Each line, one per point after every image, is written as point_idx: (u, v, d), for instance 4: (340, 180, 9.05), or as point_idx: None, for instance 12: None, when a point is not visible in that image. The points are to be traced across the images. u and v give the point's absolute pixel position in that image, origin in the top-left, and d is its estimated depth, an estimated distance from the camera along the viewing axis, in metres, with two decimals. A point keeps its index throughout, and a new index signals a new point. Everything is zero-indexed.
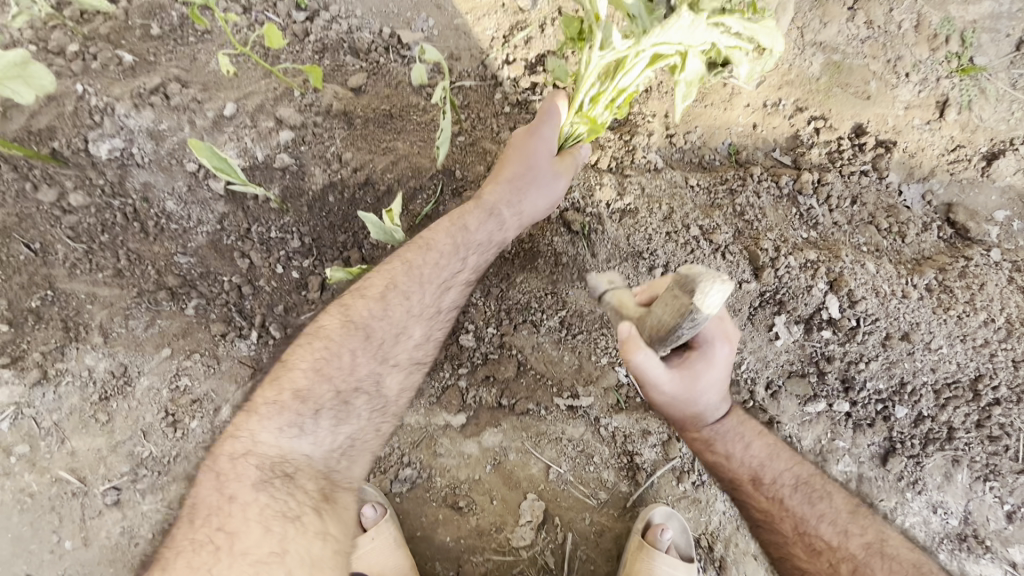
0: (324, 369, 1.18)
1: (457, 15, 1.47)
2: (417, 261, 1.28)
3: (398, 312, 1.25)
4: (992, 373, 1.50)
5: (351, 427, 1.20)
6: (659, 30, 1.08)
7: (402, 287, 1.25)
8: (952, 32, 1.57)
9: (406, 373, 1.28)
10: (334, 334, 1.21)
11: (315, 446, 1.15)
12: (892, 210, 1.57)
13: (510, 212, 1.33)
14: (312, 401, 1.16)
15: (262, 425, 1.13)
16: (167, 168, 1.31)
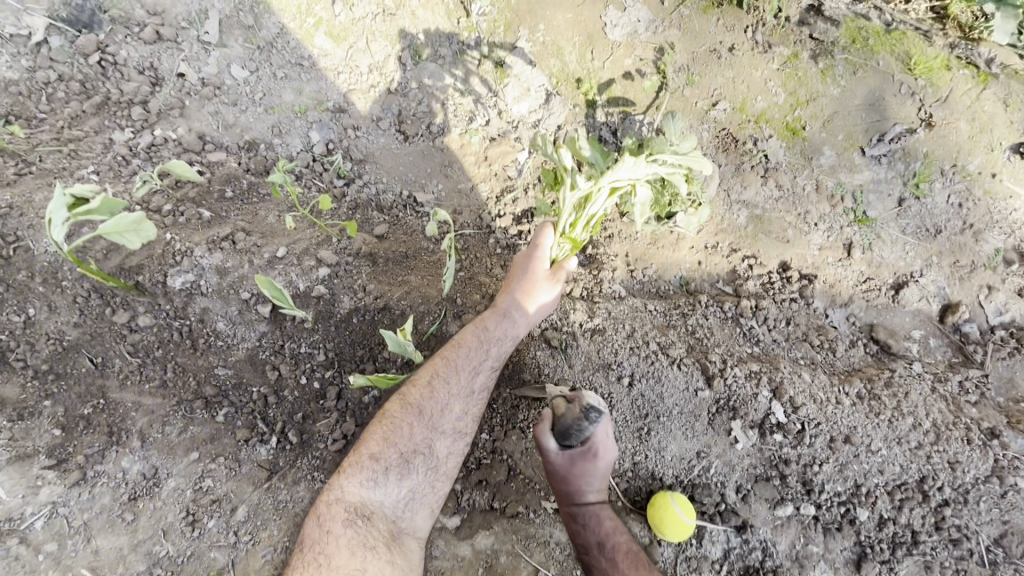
0: (391, 438, 1.43)
1: (461, 181, 1.95)
2: (423, 383, 1.51)
3: (443, 392, 1.51)
4: (933, 474, 1.66)
5: (413, 481, 1.43)
6: (612, 171, 1.53)
7: (444, 375, 1.52)
8: (845, 193, 2.03)
9: (452, 441, 1.52)
10: (395, 415, 1.46)
11: (387, 497, 1.38)
12: (822, 329, 1.90)
13: (515, 317, 1.60)
14: (384, 461, 1.40)
15: (349, 479, 1.36)
16: (226, 296, 1.61)
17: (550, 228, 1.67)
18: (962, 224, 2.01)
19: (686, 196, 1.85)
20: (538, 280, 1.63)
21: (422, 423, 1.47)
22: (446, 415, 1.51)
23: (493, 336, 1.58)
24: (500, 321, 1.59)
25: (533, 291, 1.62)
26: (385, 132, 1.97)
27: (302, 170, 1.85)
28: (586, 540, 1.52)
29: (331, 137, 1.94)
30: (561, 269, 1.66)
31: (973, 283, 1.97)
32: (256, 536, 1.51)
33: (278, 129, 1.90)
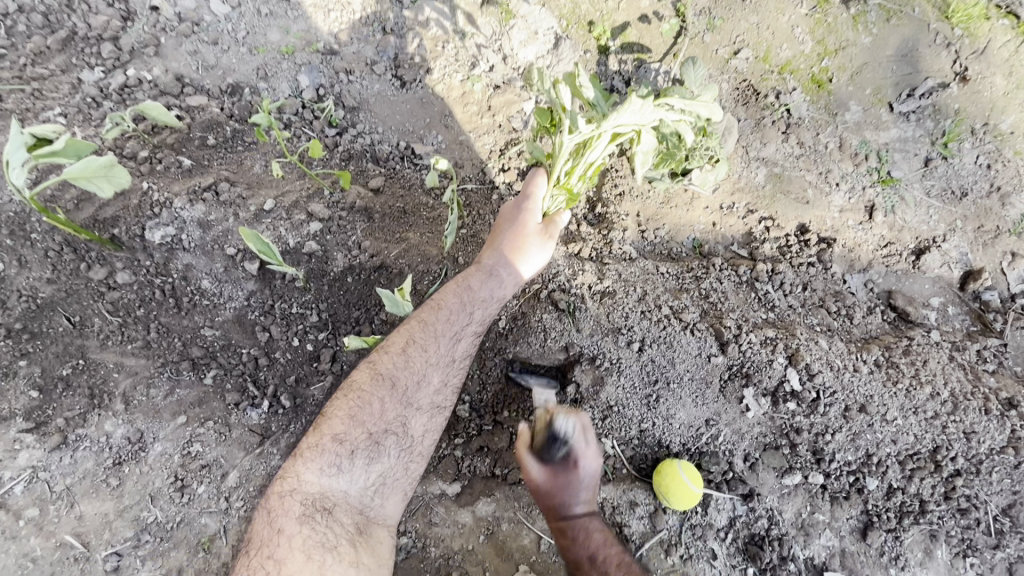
0: (359, 416, 1.31)
1: (462, 133, 1.81)
2: (397, 352, 1.39)
3: (418, 362, 1.39)
4: (947, 444, 1.62)
5: (384, 463, 1.32)
6: (618, 114, 1.37)
7: (419, 342, 1.40)
8: (870, 151, 1.91)
9: (429, 416, 1.42)
10: (364, 388, 1.34)
11: (352, 484, 1.27)
12: (840, 295, 1.81)
13: (504, 275, 1.49)
14: (349, 443, 1.29)
15: (307, 467, 1.24)
16: (210, 252, 1.50)
17: (544, 176, 1.58)
18: (989, 186, 1.90)
19: (705, 151, 1.71)
20: (529, 234, 1.53)
21: (395, 397, 1.35)
22: (422, 387, 1.40)
23: (478, 297, 1.47)
24: (487, 280, 1.48)
25: (523, 246, 1.51)
26: (380, 78, 1.81)
27: (292, 117, 1.72)
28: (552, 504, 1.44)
29: (321, 81, 1.78)
30: (553, 224, 1.56)
31: (997, 248, 1.89)
32: (249, 502, 1.44)
33: (264, 72, 1.74)
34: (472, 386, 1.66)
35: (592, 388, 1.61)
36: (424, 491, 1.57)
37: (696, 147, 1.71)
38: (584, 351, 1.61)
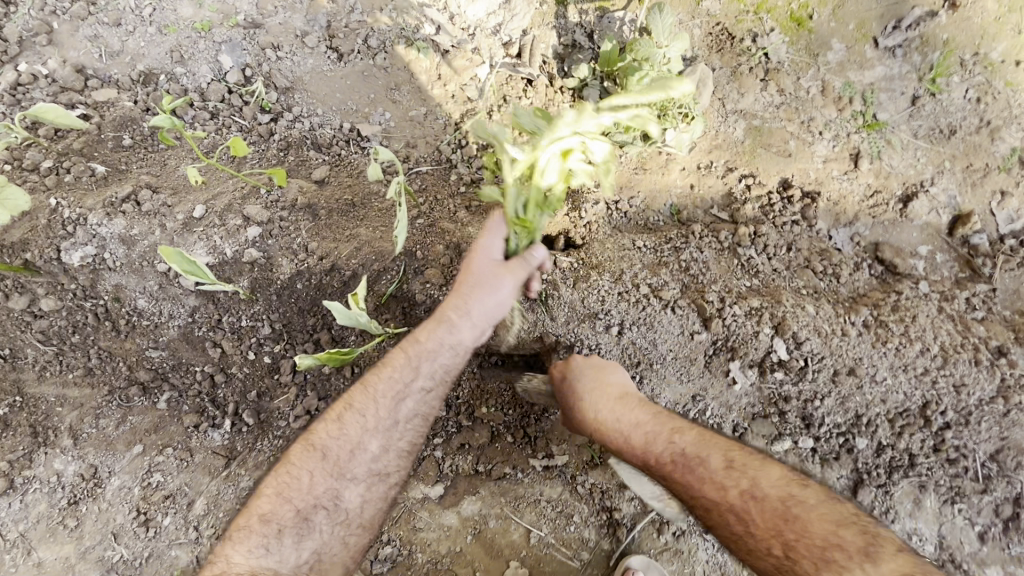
0: (286, 493, 1.23)
1: (413, 108, 1.63)
2: (331, 420, 1.30)
3: (353, 428, 1.29)
4: (937, 399, 1.59)
5: (316, 540, 1.24)
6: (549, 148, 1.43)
7: (357, 406, 1.30)
8: (854, 94, 1.79)
9: (367, 487, 1.30)
10: (295, 461, 1.26)
11: (283, 564, 1.19)
12: (826, 253, 1.71)
13: (463, 324, 1.30)
14: (278, 519, 1.21)
15: (237, 548, 1.17)
16: (139, 270, 1.34)
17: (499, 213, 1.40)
18: (978, 122, 1.79)
19: (676, 109, 1.63)
20: (479, 274, 1.31)
21: (326, 468, 1.26)
22: (356, 456, 1.29)
23: (426, 353, 1.31)
24: (448, 332, 1.31)
25: (475, 288, 1.29)
26: (313, 50, 1.62)
27: (218, 104, 1.55)
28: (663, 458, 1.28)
29: (246, 61, 1.58)
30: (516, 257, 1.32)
31: (987, 188, 1.79)
32: (219, 530, 1.36)
33: (179, 54, 1.55)
34: (446, 385, 1.52)
35: None
36: (405, 497, 1.51)
37: (666, 108, 1.62)
38: (560, 340, 1.50)
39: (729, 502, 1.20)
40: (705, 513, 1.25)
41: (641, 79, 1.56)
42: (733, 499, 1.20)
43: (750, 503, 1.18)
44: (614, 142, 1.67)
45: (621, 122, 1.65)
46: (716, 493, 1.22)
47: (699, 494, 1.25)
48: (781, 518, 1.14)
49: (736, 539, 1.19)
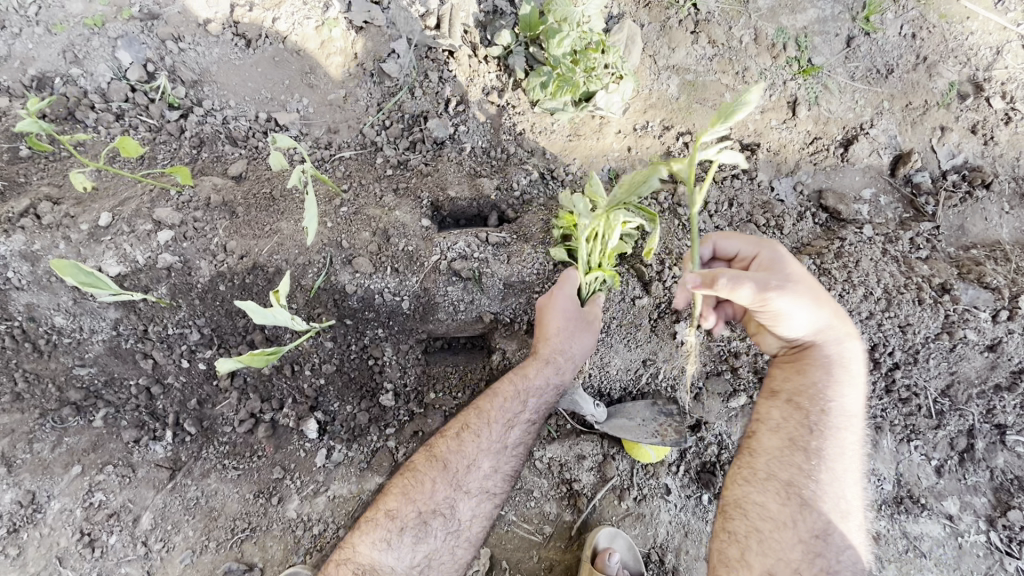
0: (410, 494, 1.30)
1: (331, 91, 1.57)
2: (452, 435, 1.36)
3: (472, 446, 1.35)
4: (884, 341, 1.59)
5: (429, 545, 1.28)
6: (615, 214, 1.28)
7: (474, 426, 1.37)
8: (788, 39, 1.76)
9: (479, 501, 1.35)
10: (418, 468, 1.34)
11: (399, 561, 1.26)
12: (768, 206, 1.69)
13: (556, 366, 1.39)
14: (400, 519, 1.28)
15: (362, 538, 1.26)
16: (49, 287, 1.27)
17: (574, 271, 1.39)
18: (915, 58, 1.78)
19: (603, 69, 1.54)
20: (578, 321, 1.39)
21: (446, 478, 1.32)
22: (473, 472, 1.34)
23: (531, 387, 1.39)
24: (546, 373, 1.40)
25: (574, 334, 1.38)
26: (218, 39, 1.52)
27: (122, 105, 1.46)
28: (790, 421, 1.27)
29: (147, 55, 1.48)
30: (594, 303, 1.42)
31: (926, 125, 1.77)
32: (169, 542, 1.34)
33: (73, 54, 1.45)
34: (394, 373, 1.48)
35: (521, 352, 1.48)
36: None
37: (593, 66, 1.53)
38: (500, 316, 1.46)
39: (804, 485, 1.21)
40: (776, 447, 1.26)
41: (563, 41, 1.50)
42: (790, 471, 1.23)
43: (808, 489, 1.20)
44: (544, 109, 1.62)
45: (547, 87, 1.57)
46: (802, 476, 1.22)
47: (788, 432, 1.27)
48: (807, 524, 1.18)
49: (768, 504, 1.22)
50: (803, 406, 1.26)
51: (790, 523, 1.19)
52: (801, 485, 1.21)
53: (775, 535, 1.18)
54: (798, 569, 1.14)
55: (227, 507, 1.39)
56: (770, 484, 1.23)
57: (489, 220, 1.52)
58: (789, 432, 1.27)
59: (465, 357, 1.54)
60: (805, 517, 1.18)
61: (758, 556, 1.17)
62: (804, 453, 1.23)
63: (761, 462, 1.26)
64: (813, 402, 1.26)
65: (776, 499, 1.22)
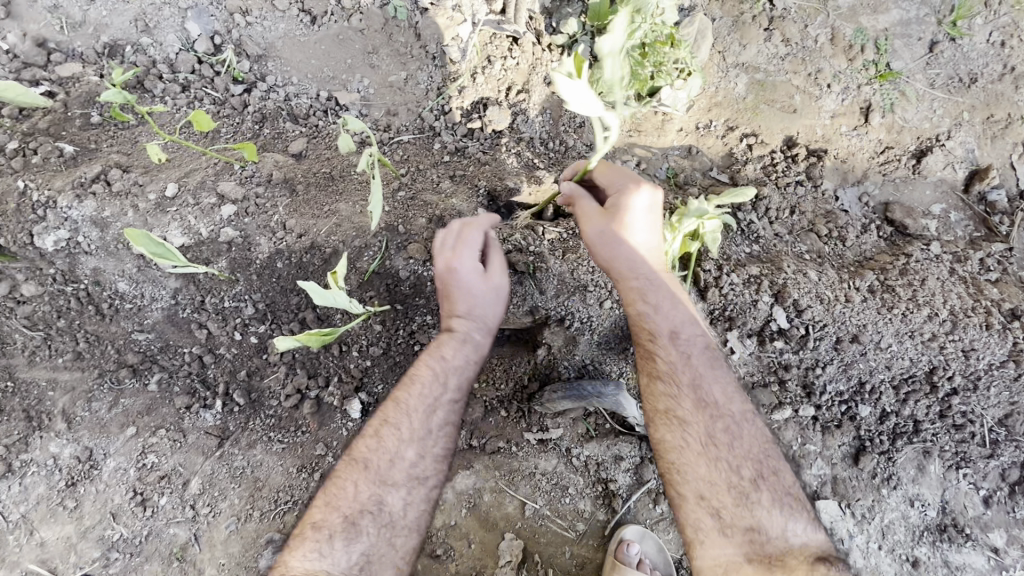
0: (334, 501, 1.17)
1: (392, 73, 1.55)
2: (370, 434, 1.22)
3: (391, 439, 1.21)
4: (945, 364, 1.53)
5: (365, 542, 1.14)
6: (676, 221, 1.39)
7: (392, 419, 1.22)
8: (867, 41, 1.68)
9: (409, 490, 1.20)
10: (339, 473, 1.20)
11: (335, 568, 1.11)
12: (831, 216, 1.62)
13: (463, 331, 1.27)
14: (327, 526, 1.14)
15: (292, 554, 1.12)
16: (115, 253, 1.32)
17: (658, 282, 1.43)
18: (1002, 68, 1.69)
19: (673, 64, 1.51)
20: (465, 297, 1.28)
21: (369, 477, 1.18)
22: (397, 464, 1.20)
23: (451, 367, 1.26)
24: (455, 343, 1.26)
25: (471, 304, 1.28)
26: (284, 14, 1.52)
27: (188, 76, 1.47)
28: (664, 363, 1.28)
29: (214, 28, 1.50)
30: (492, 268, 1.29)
31: (1007, 140, 1.68)
32: (217, 507, 1.38)
33: (144, 23, 1.46)
34: None
35: (565, 346, 1.49)
36: None
37: (662, 62, 1.51)
38: (550, 313, 1.45)
39: (712, 422, 1.23)
40: (670, 402, 1.26)
41: (634, 33, 1.49)
42: (686, 414, 1.24)
43: (715, 432, 1.22)
44: (605, 102, 1.59)
45: None
46: (708, 414, 1.24)
47: (668, 368, 1.28)
48: (729, 480, 1.19)
49: (700, 476, 1.20)
50: (653, 349, 1.30)
51: (706, 460, 1.21)
52: (692, 426, 1.23)
53: (707, 485, 1.19)
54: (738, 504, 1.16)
55: (271, 479, 1.42)
56: (681, 449, 1.22)
57: (541, 208, 1.49)
58: (679, 398, 1.25)
59: (510, 350, 1.55)
60: (717, 441, 1.21)
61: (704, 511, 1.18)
62: (681, 401, 1.25)
63: (659, 435, 1.25)
64: (662, 339, 1.30)
65: (698, 459, 1.21)
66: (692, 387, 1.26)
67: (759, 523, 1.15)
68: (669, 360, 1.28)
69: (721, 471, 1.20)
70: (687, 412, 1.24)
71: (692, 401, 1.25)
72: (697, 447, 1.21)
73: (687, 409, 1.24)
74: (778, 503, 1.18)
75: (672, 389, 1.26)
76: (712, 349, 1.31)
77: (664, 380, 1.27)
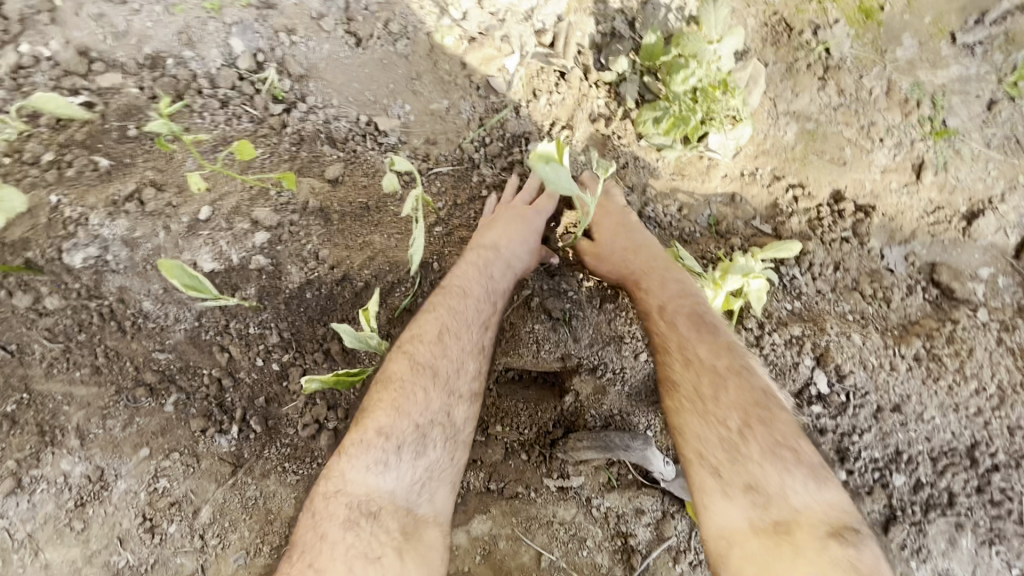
0: (403, 407, 1.18)
1: (434, 100, 1.51)
2: (432, 340, 1.25)
3: (456, 349, 1.26)
4: (988, 441, 1.46)
5: (430, 458, 1.19)
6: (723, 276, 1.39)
7: (454, 330, 1.27)
8: (924, 96, 1.60)
9: (471, 404, 1.27)
10: (404, 377, 1.21)
11: (399, 482, 1.14)
12: (876, 275, 1.56)
13: (511, 257, 1.35)
14: (395, 437, 1.16)
15: (352, 465, 1.13)
16: (143, 274, 1.31)
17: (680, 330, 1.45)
18: None
19: (724, 112, 1.47)
20: (521, 230, 1.37)
21: (438, 386, 1.22)
22: (462, 375, 1.26)
23: (499, 289, 1.34)
24: (502, 267, 1.34)
25: (525, 230, 1.37)
26: (330, 35, 1.49)
27: (228, 92, 1.44)
28: (659, 328, 1.31)
29: (258, 45, 1.47)
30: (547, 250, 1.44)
31: None
32: (225, 539, 1.35)
33: (188, 36, 1.43)
34: None
35: (594, 395, 1.45)
36: None
37: (713, 109, 1.46)
38: (583, 361, 1.43)
39: (702, 378, 1.22)
40: (663, 359, 1.29)
41: (688, 79, 1.43)
42: (676, 367, 1.26)
43: (703, 389, 1.21)
44: (650, 143, 1.54)
45: (660, 123, 1.49)
46: (705, 370, 1.23)
47: (662, 333, 1.30)
48: (730, 437, 1.15)
49: (694, 430, 1.18)
50: (651, 320, 1.33)
51: (702, 417, 1.18)
52: (681, 384, 1.24)
53: (704, 441, 1.16)
54: (733, 461, 1.12)
55: (283, 511, 1.38)
56: (677, 404, 1.23)
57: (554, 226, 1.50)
58: (670, 360, 1.28)
59: (536, 394, 1.51)
60: (712, 395, 1.19)
61: (700, 467, 1.15)
62: (674, 360, 1.27)
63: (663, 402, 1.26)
64: (656, 311, 1.32)
65: (693, 414, 1.20)
66: (680, 350, 1.27)
67: (757, 480, 1.09)
68: (665, 323, 1.30)
69: (719, 430, 1.16)
70: (682, 368, 1.25)
71: (683, 361, 1.26)
72: (688, 399, 1.22)
73: (678, 365, 1.26)
74: (776, 459, 1.11)
75: (667, 348, 1.29)
76: (698, 313, 1.30)
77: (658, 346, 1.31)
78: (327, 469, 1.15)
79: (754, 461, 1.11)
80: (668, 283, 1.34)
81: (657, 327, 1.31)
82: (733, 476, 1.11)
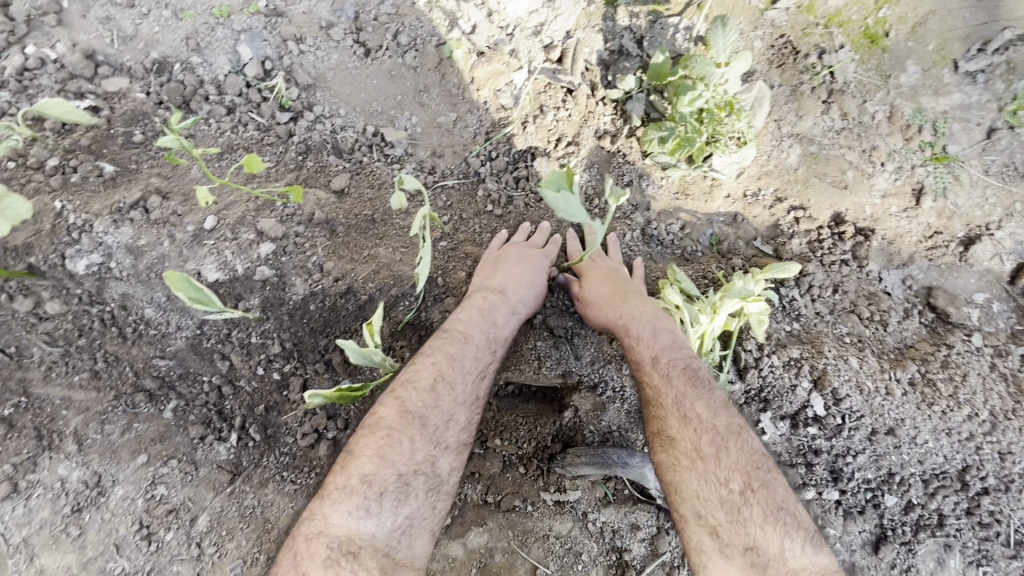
0: (388, 455, 1.15)
1: (442, 113, 1.52)
2: (426, 388, 1.24)
3: (447, 400, 1.26)
4: (979, 465, 1.42)
5: (412, 507, 1.16)
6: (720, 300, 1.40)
7: (449, 378, 1.27)
8: (925, 122, 1.59)
9: (456, 455, 1.27)
10: (392, 427, 1.18)
11: (380, 527, 1.11)
12: (874, 297, 1.58)
13: (518, 300, 1.37)
14: (378, 484, 1.13)
15: (335, 508, 1.08)
16: (147, 281, 1.31)
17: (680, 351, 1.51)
18: None
19: (730, 134, 1.46)
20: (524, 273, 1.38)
21: (425, 437, 1.21)
22: (450, 426, 1.26)
23: (501, 335, 1.35)
24: (506, 311, 1.35)
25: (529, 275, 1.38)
26: (338, 45, 1.49)
27: (235, 98, 1.43)
28: (651, 377, 1.32)
29: (266, 53, 1.46)
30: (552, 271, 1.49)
31: None
32: (222, 547, 1.30)
33: (195, 41, 1.43)
34: None
35: (593, 411, 1.48)
36: None
37: (719, 131, 1.46)
38: (583, 379, 1.47)
39: (698, 441, 1.21)
40: (656, 415, 1.28)
41: (694, 100, 1.43)
42: (673, 423, 1.25)
43: (703, 449, 1.19)
44: (656, 162, 1.55)
45: (666, 142, 1.49)
46: (704, 430, 1.21)
47: (655, 387, 1.30)
48: (725, 498, 1.13)
49: (692, 495, 1.16)
50: (644, 368, 1.33)
51: (699, 481, 1.17)
52: (677, 446, 1.22)
53: (703, 506, 1.15)
54: (732, 524, 1.11)
55: (280, 521, 1.33)
56: (671, 461, 1.22)
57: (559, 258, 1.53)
58: (666, 418, 1.26)
59: (536, 409, 1.56)
60: (710, 458, 1.18)
61: (696, 533, 1.14)
62: (671, 416, 1.25)
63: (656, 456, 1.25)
64: (650, 361, 1.33)
65: (692, 476, 1.18)
66: (676, 407, 1.26)
67: (757, 541, 1.08)
68: (659, 374, 1.31)
69: (717, 493, 1.15)
70: (677, 424, 1.24)
71: (681, 418, 1.24)
72: (684, 459, 1.20)
73: (673, 423, 1.25)
74: (772, 517, 1.10)
75: (661, 401, 1.28)
76: (692, 367, 1.31)
77: (652, 398, 1.30)
78: (310, 507, 1.11)
79: (751, 523, 1.10)
80: (660, 333, 1.37)
81: (651, 377, 1.32)
82: (731, 539, 1.10)
